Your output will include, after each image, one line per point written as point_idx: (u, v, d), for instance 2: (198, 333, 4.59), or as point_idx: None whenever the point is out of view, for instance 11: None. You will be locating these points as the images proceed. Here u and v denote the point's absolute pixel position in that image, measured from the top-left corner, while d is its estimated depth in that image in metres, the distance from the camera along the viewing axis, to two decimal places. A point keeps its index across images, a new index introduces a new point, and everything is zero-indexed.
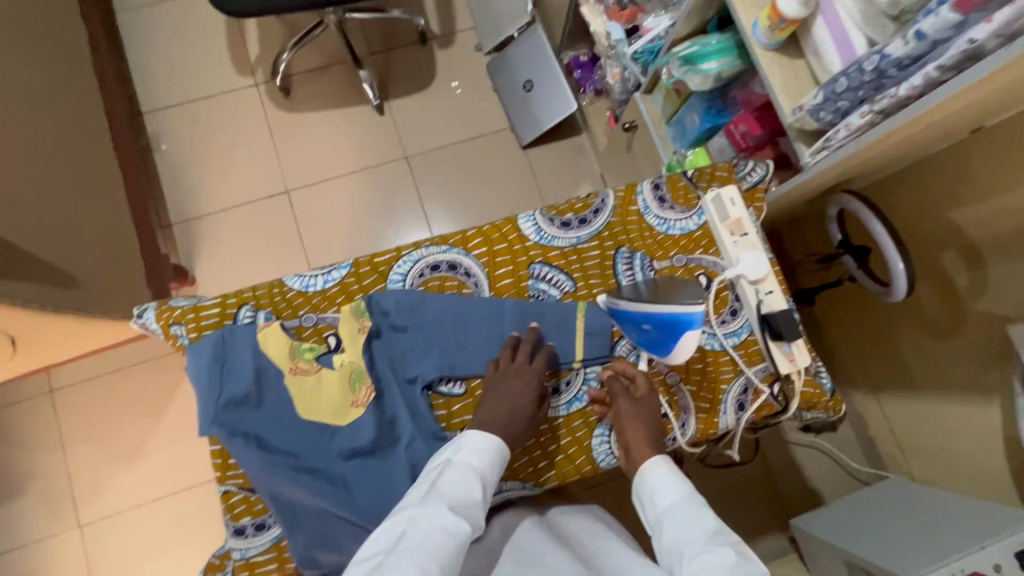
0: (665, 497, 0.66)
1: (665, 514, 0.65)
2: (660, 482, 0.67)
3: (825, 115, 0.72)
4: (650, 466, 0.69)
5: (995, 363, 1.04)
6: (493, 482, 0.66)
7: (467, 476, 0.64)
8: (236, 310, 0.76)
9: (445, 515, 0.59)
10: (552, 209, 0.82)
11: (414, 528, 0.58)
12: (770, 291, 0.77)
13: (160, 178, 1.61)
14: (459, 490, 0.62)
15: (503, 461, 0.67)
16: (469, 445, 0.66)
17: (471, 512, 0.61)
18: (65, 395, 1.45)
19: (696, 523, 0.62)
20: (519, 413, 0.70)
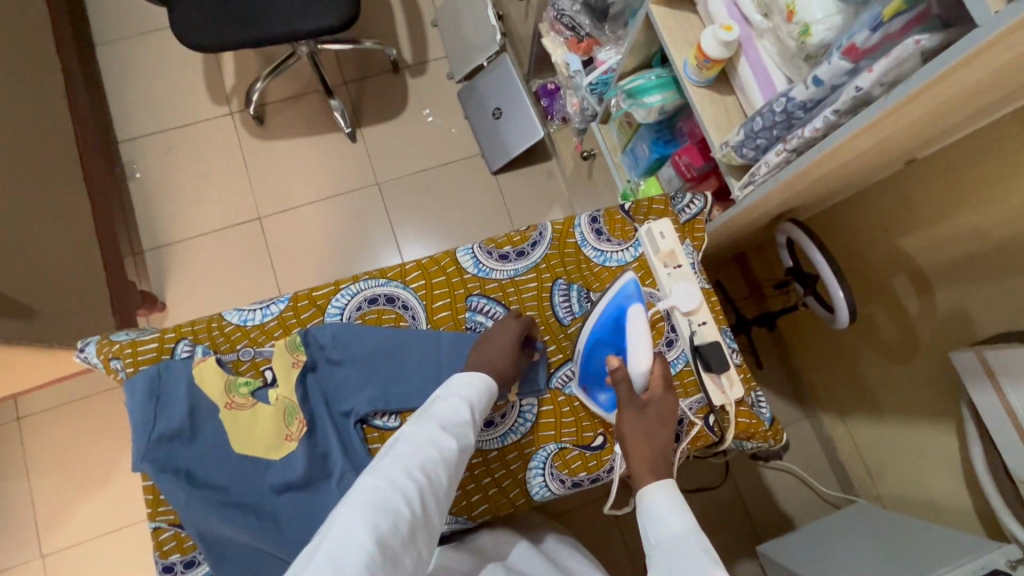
0: (667, 525, 0.60)
1: (663, 542, 0.59)
2: (663, 508, 0.62)
3: (748, 152, 0.74)
4: (654, 489, 0.64)
5: (948, 387, 1.04)
6: (482, 412, 0.68)
7: (456, 402, 0.66)
8: (174, 344, 0.77)
9: (435, 432, 0.62)
10: (491, 242, 0.84)
11: (405, 440, 0.60)
12: (703, 322, 0.78)
13: (134, 205, 1.63)
14: (450, 413, 0.65)
15: (490, 396, 0.70)
16: (458, 379, 0.70)
17: (460, 433, 0.64)
18: (30, 423, 1.45)
19: (685, 555, 0.55)
20: (506, 353, 0.74)
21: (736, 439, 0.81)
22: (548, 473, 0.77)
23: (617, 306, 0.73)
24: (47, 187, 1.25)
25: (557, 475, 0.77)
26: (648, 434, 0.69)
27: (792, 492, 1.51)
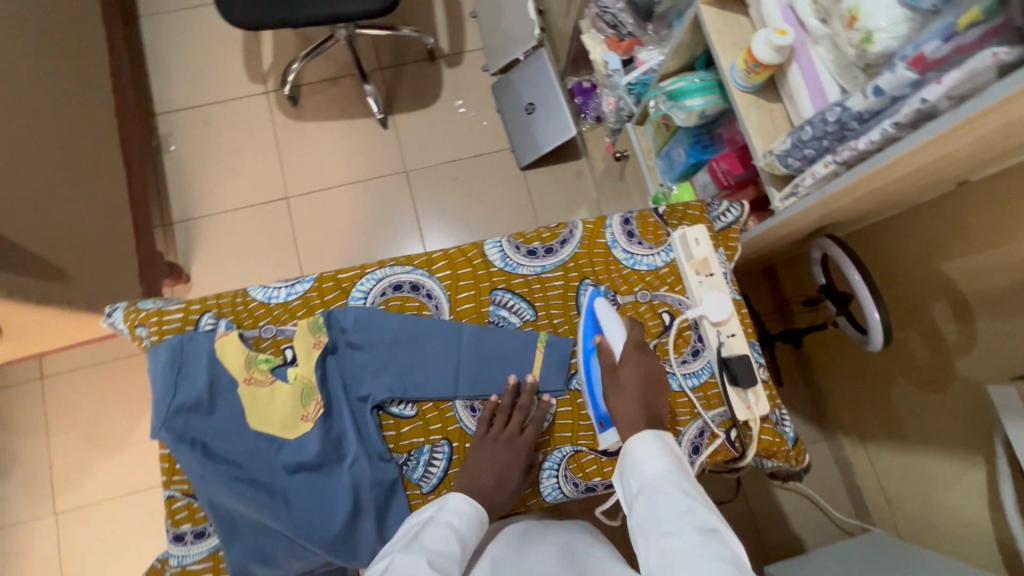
0: (650, 468, 0.62)
1: (648, 485, 0.61)
2: (647, 452, 0.63)
3: (793, 162, 0.71)
4: (637, 436, 0.65)
5: (982, 421, 1.00)
6: (472, 548, 0.63)
7: (446, 533, 0.62)
8: (198, 317, 0.77)
9: (425, 565, 0.56)
10: (520, 237, 0.83)
11: (394, 574, 0.54)
12: (732, 334, 0.76)
13: (167, 177, 1.66)
14: (441, 545, 0.60)
15: (481, 526, 0.66)
16: (451, 506, 0.65)
17: (450, 572, 0.58)
18: (54, 382, 1.49)
19: (676, 499, 0.57)
20: (506, 482, 0.70)
21: (756, 456, 0.78)
22: (562, 475, 0.76)
23: (586, 308, 0.78)
24: (87, 154, 1.27)
25: (571, 477, 0.76)
26: (633, 397, 0.68)
27: (804, 514, 1.48)
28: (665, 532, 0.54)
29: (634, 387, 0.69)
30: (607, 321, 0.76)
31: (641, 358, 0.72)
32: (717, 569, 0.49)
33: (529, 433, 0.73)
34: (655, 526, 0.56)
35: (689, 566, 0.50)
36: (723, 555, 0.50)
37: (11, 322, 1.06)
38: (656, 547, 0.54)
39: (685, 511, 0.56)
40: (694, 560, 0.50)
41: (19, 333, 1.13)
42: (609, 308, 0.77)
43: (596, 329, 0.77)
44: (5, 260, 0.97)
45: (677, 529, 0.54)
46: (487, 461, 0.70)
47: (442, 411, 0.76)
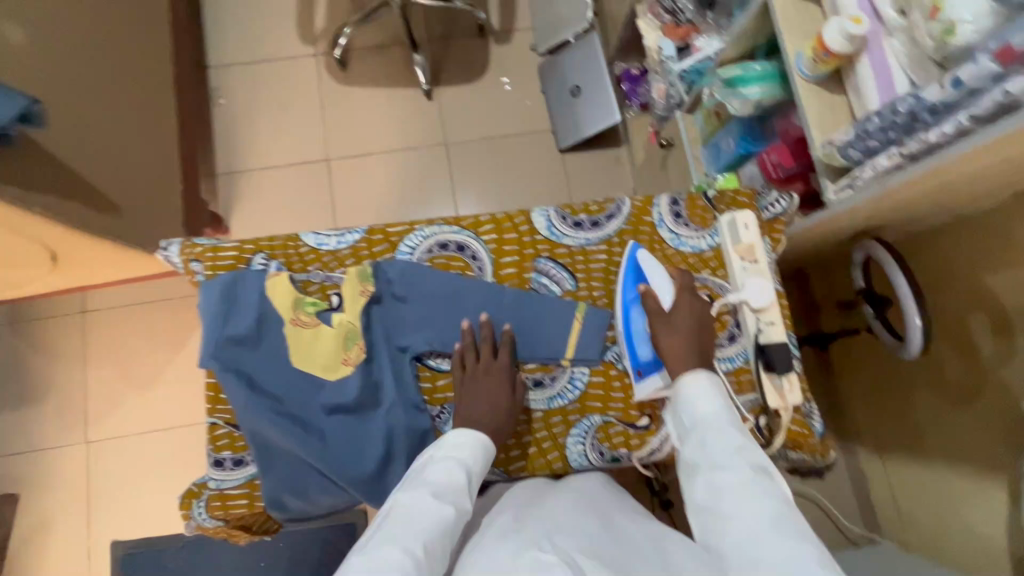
0: (702, 407, 0.66)
1: (700, 421, 0.65)
2: (700, 393, 0.67)
3: (854, 153, 0.71)
4: (690, 375, 0.69)
5: (1008, 440, 0.99)
6: (480, 471, 0.66)
7: (451, 466, 0.63)
8: (252, 256, 0.80)
9: (426, 500, 0.59)
10: (567, 208, 0.83)
11: (398, 513, 0.58)
12: (771, 322, 0.77)
13: (215, 129, 1.69)
14: (442, 476, 0.62)
15: (485, 450, 0.67)
16: (452, 442, 0.66)
17: (456, 501, 0.60)
18: (94, 317, 1.54)
19: (729, 436, 0.63)
20: (500, 405, 0.72)
21: (781, 447, 0.79)
22: (589, 443, 0.77)
23: (627, 259, 0.79)
24: (147, 97, 1.30)
25: (597, 446, 0.77)
26: (686, 341, 0.71)
27: (810, 520, 1.48)
28: (716, 466, 0.60)
29: (684, 330, 0.72)
30: (650, 269, 0.77)
31: (689, 305, 0.74)
32: (769, 505, 0.56)
33: (504, 358, 0.75)
34: (707, 460, 0.62)
35: (742, 500, 0.57)
36: (771, 490, 0.57)
37: (66, 251, 1.10)
38: (708, 478, 0.60)
39: (736, 447, 0.62)
40: (746, 493, 0.57)
41: (70, 263, 1.17)
42: (653, 259, 0.78)
43: (641, 278, 0.78)
44: (68, 188, 1.00)
45: (729, 464, 0.60)
46: (478, 395, 0.72)
47: None
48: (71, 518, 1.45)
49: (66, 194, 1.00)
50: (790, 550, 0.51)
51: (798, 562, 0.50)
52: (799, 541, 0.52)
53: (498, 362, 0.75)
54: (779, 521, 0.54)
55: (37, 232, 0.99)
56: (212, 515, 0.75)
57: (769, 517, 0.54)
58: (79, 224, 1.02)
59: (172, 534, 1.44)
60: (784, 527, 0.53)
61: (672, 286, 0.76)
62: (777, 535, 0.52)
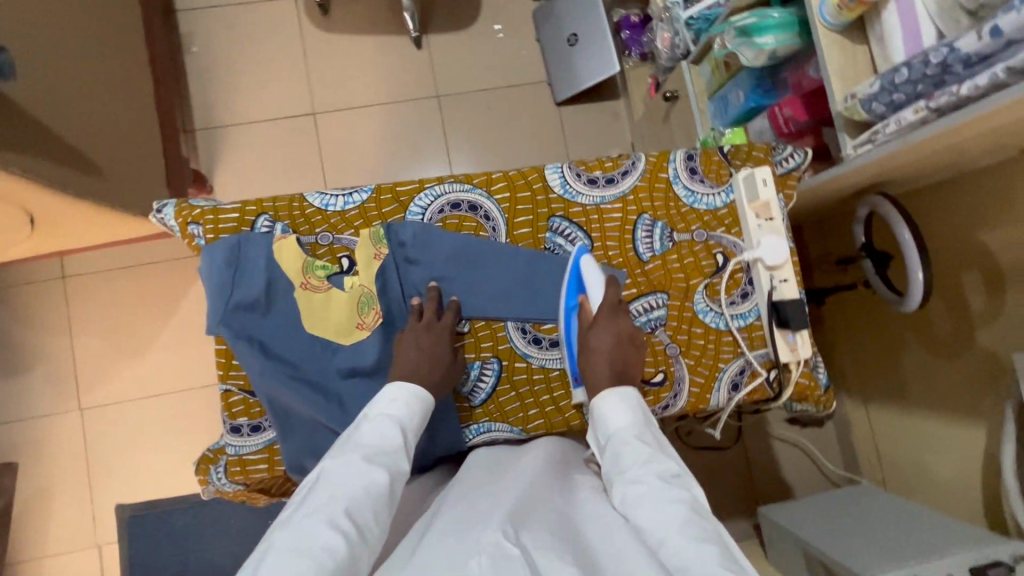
0: (615, 424, 0.65)
1: (613, 437, 0.64)
2: (611, 411, 0.65)
3: (877, 107, 0.70)
4: (602, 395, 0.67)
5: (991, 387, 1.04)
6: (414, 429, 0.66)
7: (385, 426, 0.63)
8: (255, 218, 0.76)
9: (356, 463, 0.58)
10: (581, 165, 0.81)
11: (328, 480, 0.57)
12: (785, 279, 0.78)
13: (189, 80, 1.59)
14: (376, 439, 0.62)
15: (423, 406, 0.68)
16: (385, 399, 0.66)
17: (391, 463, 0.60)
18: (76, 282, 1.48)
19: (638, 450, 0.61)
20: (440, 361, 0.71)
21: (788, 399, 0.82)
22: None
23: (570, 265, 0.75)
24: (119, 48, 1.20)
25: None
26: (604, 363, 0.69)
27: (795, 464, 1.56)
28: (626, 480, 0.59)
29: (603, 351, 0.69)
30: (591, 281, 0.74)
31: (614, 321, 0.71)
32: (673, 510, 0.55)
33: (447, 320, 0.75)
34: (619, 474, 0.60)
35: (650, 508, 0.56)
36: (682, 496, 0.56)
37: (49, 214, 1.04)
38: (621, 491, 0.59)
39: (646, 459, 0.60)
40: (653, 504, 0.56)
41: (53, 227, 1.11)
42: (596, 269, 0.74)
43: (579, 288, 0.75)
44: (46, 148, 0.93)
45: (639, 475, 0.59)
46: (416, 348, 0.71)
47: (493, 330, 0.78)
48: (73, 485, 1.44)
49: (44, 155, 0.93)
50: (691, 550, 0.51)
51: (698, 558, 0.50)
52: (702, 542, 0.51)
53: (439, 321, 0.74)
54: (686, 523, 0.54)
55: (15, 195, 0.93)
56: (233, 480, 0.75)
57: (673, 520, 0.54)
58: (61, 185, 0.96)
59: (179, 496, 1.45)
60: (689, 526, 0.53)
61: (605, 296, 0.72)
62: (683, 534, 0.53)
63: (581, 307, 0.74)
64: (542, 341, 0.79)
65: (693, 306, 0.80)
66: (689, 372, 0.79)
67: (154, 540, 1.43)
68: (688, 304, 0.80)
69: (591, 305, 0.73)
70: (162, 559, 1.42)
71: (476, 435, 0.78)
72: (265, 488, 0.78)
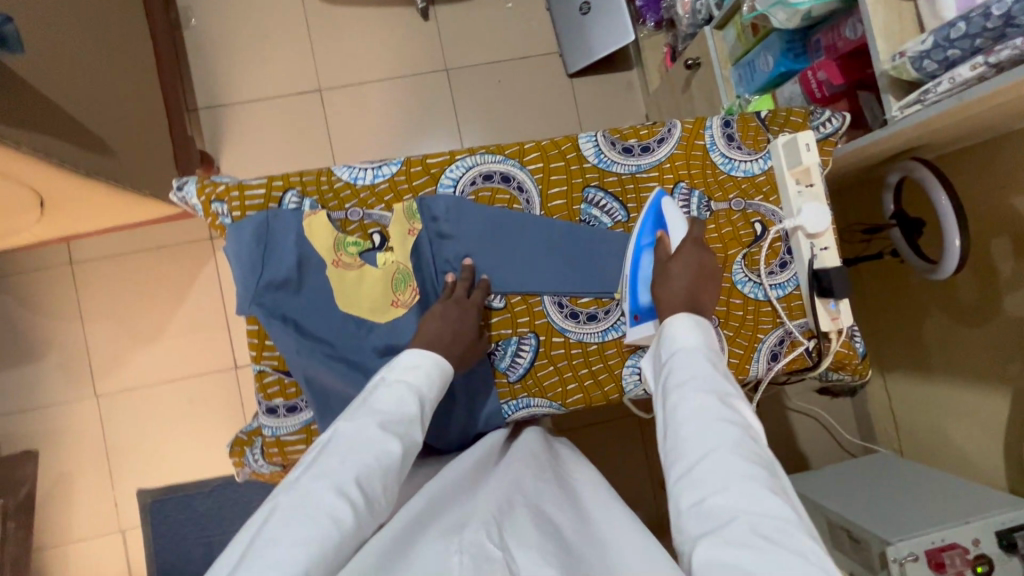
0: (677, 339, 0.63)
1: (675, 350, 0.63)
2: (678, 325, 0.64)
3: (929, 65, 0.67)
4: (672, 315, 0.66)
5: (1018, 355, 1.02)
6: (432, 399, 0.63)
7: (403, 394, 0.60)
8: (282, 194, 0.74)
9: (371, 430, 0.56)
10: (616, 133, 0.78)
11: (339, 444, 0.55)
12: (826, 247, 0.76)
13: (190, 57, 1.54)
14: (392, 407, 0.59)
15: (441, 377, 0.65)
16: (405, 364, 0.63)
17: (407, 432, 0.58)
18: (85, 267, 1.46)
19: (702, 366, 0.60)
20: (463, 336, 0.69)
21: (826, 368, 0.81)
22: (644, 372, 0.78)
23: (649, 204, 0.74)
24: (122, 20, 1.15)
25: None
26: (680, 286, 0.67)
27: (812, 435, 1.57)
28: (682, 394, 0.58)
29: (682, 277, 0.68)
30: (672, 218, 0.73)
31: (697, 254, 0.69)
32: (726, 430, 0.55)
33: (476, 297, 0.73)
34: (678, 385, 0.59)
35: (704, 426, 0.55)
36: (736, 418, 0.56)
37: (58, 195, 1.00)
38: (676, 402, 0.58)
39: (705, 377, 0.59)
40: (707, 421, 0.55)
41: (62, 210, 1.07)
42: (676, 208, 0.73)
43: (658, 224, 0.73)
44: (56, 126, 0.90)
45: (696, 392, 0.58)
46: (443, 321, 0.69)
47: (530, 305, 0.77)
48: (93, 471, 1.44)
49: (55, 133, 0.89)
50: (739, 475, 0.51)
51: (745, 484, 0.50)
52: (749, 468, 0.52)
53: (469, 299, 0.73)
54: (736, 447, 0.53)
55: (24, 176, 0.90)
56: (271, 461, 0.74)
57: (725, 441, 0.54)
58: (72, 165, 0.92)
59: (199, 480, 1.45)
60: (742, 451, 0.53)
61: (689, 233, 0.71)
62: (730, 460, 0.52)
63: (660, 242, 0.72)
64: (579, 315, 0.77)
65: (731, 276, 0.79)
66: (728, 343, 0.78)
67: (177, 523, 1.43)
68: (727, 274, 0.78)
69: (671, 242, 0.72)
70: (185, 542, 1.43)
71: (515, 411, 0.77)
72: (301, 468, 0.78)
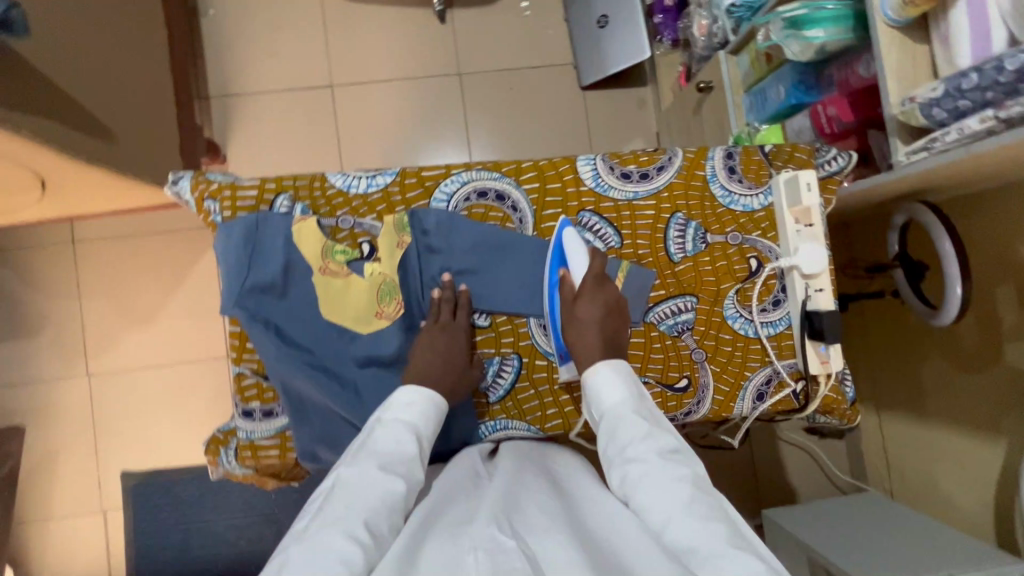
0: (610, 398, 0.64)
1: (607, 414, 0.63)
2: (604, 384, 0.64)
3: (938, 114, 0.66)
4: (592, 370, 0.66)
5: (1015, 406, 1.00)
6: (428, 436, 0.64)
7: (400, 432, 0.61)
8: (274, 197, 0.73)
9: (373, 472, 0.56)
10: (615, 157, 0.77)
11: (343, 490, 0.55)
12: (821, 289, 0.74)
13: (206, 46, 1.54)
14: (391, 447, 0.60)
15: (436, 415, 0.66)
16: (399, 403, 0.64)
17: (408, 471, 0.58)
18: (86, 247, 1.47)
19: (638, 425, 0.60)
20: (453, 361, 0.70)
21: (813, 411, 0.79)
22: None
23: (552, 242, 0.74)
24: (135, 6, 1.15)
25: None
26: (595, 332, 0.68)
27: (801, 467, 1.55)
28: (624, 460, 0.58)
29: (591, 320, 0.69)
30: (571, 249, 0.73)
31: (600, 291, 0.71)
32: (678, 488, 0.54)
33: (462, 317, 0.73)
34: (618, 453, 0.59)
35: (655, 489, 0.55)
36: (684, 473, 0.56)
37: (58, 178, 1.01)
38: (621, 472, 0.58)
39: (646, 436, 0.59)
40: (656, 483, 0.55)
41: (63, 192, 1.08)
42: (578, 238, 0.74)
43: (561, 260, 0.74)
44: (60, 111, 0.90)
45: (638, 454, 0.58)
46: (432, 349, 0.70)
47: (515, 326, 0.76)
48: (78, 450, 1.44)
49: (60, 118, 0.90)
50: (700, 529, 0.50)
51: (707, 539, 0.50)
52: (710, 522, 0.51)
53: (454, 321, 0.73)
54: (691, 506, 0.53)
55: (24, 158, 0.90)
56: (243, 464, 0.74)
57: (679, 503, 0.53)
58: (73, 150, 0.92)
59: (183, 466, 1.46)
60: (697, 507, 0.52)
61: (589, 271, 0.72)
62: (690, 521, 0.51)
63: (564, 281, 0.72)
64: None
65: (722, 311, 0.77)
66: (714, 379, 0.77)
67: (157, 508, 1.44)
68: (717, 309, 0.77)
69: (574, 279, 0.72)
70: (164, 527, 1.44)
71: (493, 431, 0.76)
72: (275, 471, 0.77)
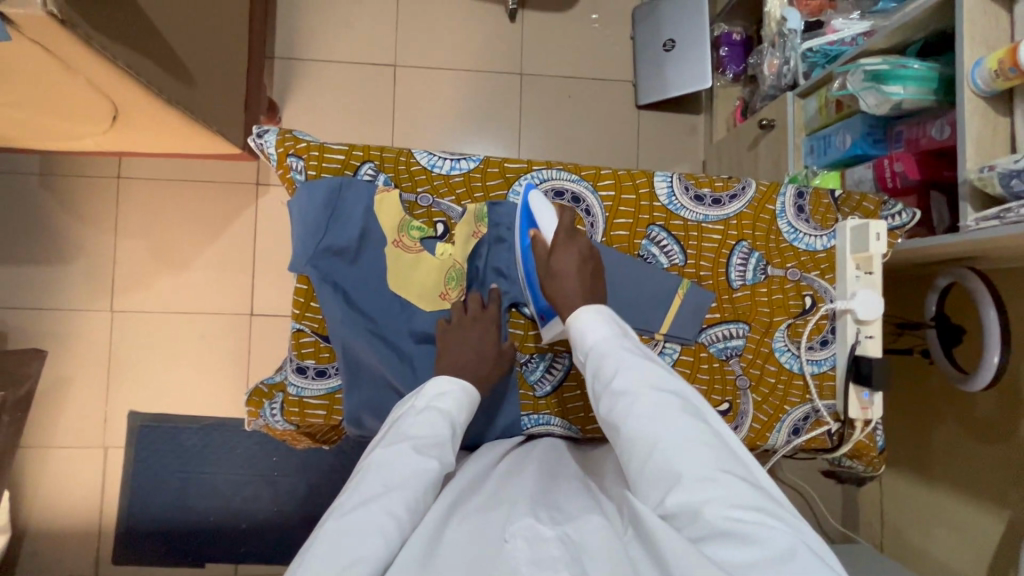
0: (593, 335, 0.64)
1: (591, 350, 0.63)
2: (587, 323, 0.64)
3: (1017, 184, 0.69)
4: (575, 313, 0.66)
5: (1021, 481, 1.02)
6: (462, 423, 0.65)
7: (434, 418, 0.62)
8: (360, 164, 0.75)
9: (408, 455, 0.57)
10: (691, 179, 0.79)
11: (380, 467, 0.56)
12: (871, 335, 0.76)
13: (278, 6, 1.56)
14: (427, 430, 0.60)
15: (469, 402, 0.67)
16: (432, 392, 0.65)
17: (441, 453, 0.59)
18: (132, 184, 1.48)
19: (622, 358, 0.61)
20: (485, 358, 0.72)
21: (842, 453, 0.81)
22: None
23: (520, 203, 0.73)
24: None
25: None
26: (574, 283, 0.68)
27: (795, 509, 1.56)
28: (612, 392, 0.59)
29: (569, 272, 0.68)
30: (540, 210, 0.72)
31: (573, 243, 0.70)
32: (665, 415, 0.56)
33: (493, 311, 0.75)
34: (605, 386, 0.60)
35: (643, 417, 0.56)
36: (669, 398, 0.58)
37: (130, 111, 1.01)
38: (609, 405, 0.59)
39: (632, 367, 0.60)
40: (643, 411, 0.56)
41: (129, 126, 1.08)
42: (544, 202, 0.73)
43: (531, 221, 0.73)
44: (155, 51, 0.92)
45: (625, 387, 0.58)
46: (468, 345, 0.71)
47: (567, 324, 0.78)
48: (91, 383, 1.45)
49: (153, 57, 0.91)
50: (691, 460, 0.53)
51: (699, 467, 0.52)
52: (698, 450, 0.53)
53: (484, 312, 0.74)
54: (681, 433, 0.55)
55: (110, 89, 0.91)
56: (288, 419, 0.75)
57: (668, 427, 0.55)
58: (158, 89, 0.94)
59: (191, 416, 1.46)
60: (683, 432, 0.55)
61: (558, 226, 0.71)
62: (680, 448, 0.53)
63: (536, 241, 0.72)
64: None
65: (771, 343, 0.79)
66: (754, 407, 0.78)
67: (160, 452, 1.44)
68: (767, 340, 0.79)
69: (546, 237, 0.72)
70: (164, 472, 1.44)
71: (533, 425, 0.78)
72: (313, 430, 0.78)
